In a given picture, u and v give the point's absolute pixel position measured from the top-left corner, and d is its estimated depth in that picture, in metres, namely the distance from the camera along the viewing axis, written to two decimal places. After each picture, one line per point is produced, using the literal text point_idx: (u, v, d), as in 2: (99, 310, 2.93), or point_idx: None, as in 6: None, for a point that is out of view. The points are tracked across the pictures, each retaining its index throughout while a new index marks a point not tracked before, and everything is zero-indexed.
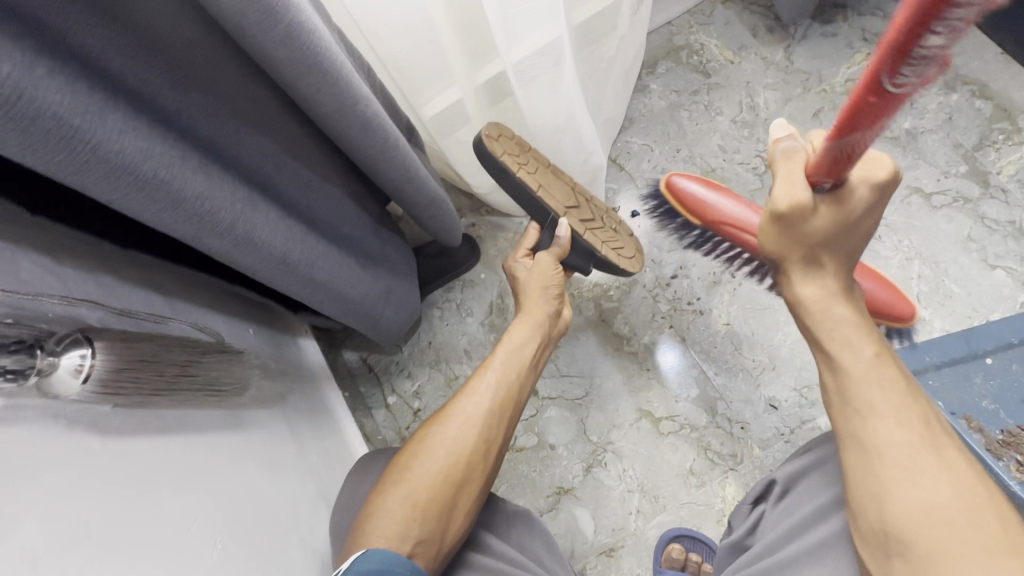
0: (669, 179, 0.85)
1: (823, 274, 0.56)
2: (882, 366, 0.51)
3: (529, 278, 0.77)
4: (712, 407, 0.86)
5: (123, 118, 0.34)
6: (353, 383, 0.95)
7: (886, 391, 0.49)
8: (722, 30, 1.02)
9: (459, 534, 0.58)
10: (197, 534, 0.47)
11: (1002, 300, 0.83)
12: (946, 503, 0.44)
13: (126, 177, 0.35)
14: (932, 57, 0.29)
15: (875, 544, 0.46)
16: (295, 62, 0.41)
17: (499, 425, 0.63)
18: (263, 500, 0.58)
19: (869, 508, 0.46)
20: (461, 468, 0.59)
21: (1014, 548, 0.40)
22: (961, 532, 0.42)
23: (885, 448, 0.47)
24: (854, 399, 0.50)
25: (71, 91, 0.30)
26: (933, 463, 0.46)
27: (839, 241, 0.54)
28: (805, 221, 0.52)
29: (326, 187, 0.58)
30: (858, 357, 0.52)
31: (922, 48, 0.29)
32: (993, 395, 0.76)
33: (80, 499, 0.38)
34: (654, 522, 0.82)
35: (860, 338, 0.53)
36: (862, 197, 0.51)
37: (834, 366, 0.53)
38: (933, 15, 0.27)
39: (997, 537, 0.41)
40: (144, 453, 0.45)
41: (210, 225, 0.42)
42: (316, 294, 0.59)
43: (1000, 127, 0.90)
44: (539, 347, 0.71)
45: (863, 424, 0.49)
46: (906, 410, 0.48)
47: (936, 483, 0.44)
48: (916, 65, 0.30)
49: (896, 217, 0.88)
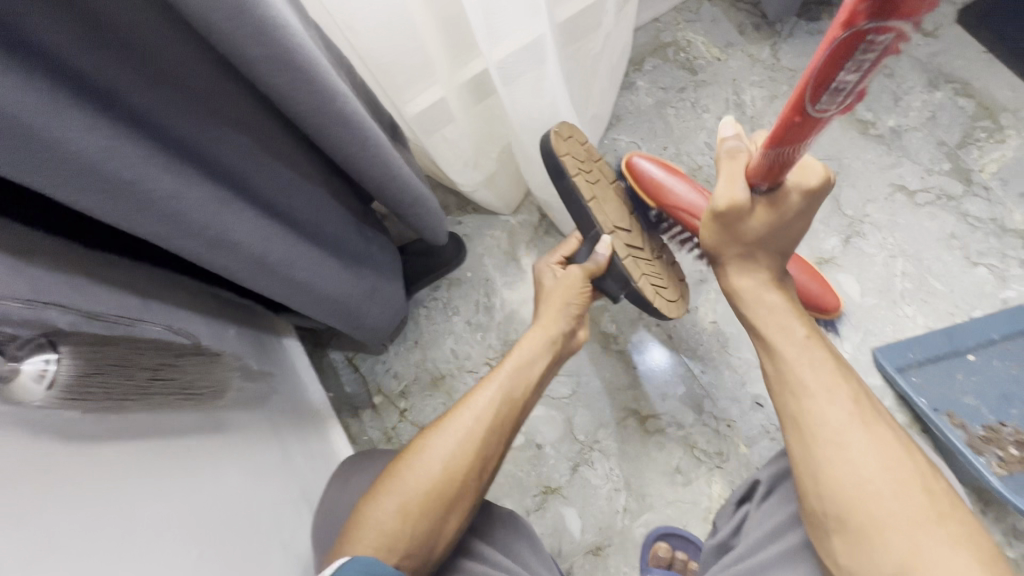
0: (630, 158, 0.81)
1: (758, 266, 0.59)
2: (813, 347, 0.54)
3: (556, 291, 0.75)
4: (699, 405, 0.86)
5: (87, 117, 0.33)
6: (338, 384, 0.94)
7: (816, 372, 0.52)
8: (709, 27, 1.02)
9: (444, 545, 0.57)
10: (173, 543, 0.46)
11: (985, 297, 0.83)
12: (875, 478, 0.46)
13: (90, 178, 0.34)
14: (845, 88, 0.35)
15: (817, 523, 0.48)
16: (269, 59, 0.40)
17: (496, 441, 0.62)
18: (242, 504, 0.57)
19: (809, 487, 0.49)
20: (457, 486, 0.58)
21: (941, 518, 0.44)
22: (891, 507, 0.45)
23: (821, 426, 0.50)
24: (790, 381, 0.53)
25: (28, 89, 0.30)
26: (864, 441, 0.48)
27: (774, 239, 0.56)
28: (740, 218, 0.55)
29: (308, 185, 0.57)
30: (792, 341, 0.55)
31: (838, 81, 0.35)
32: (975, 391, 0.77)
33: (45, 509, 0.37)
34: (641, 521, 0.82)
35: (793, 321, 0.56)
36: (790, 200, 0.53)
37: (772, 353, 0.56)
38: (842, 54, 0.33)
39: (926, 510, 0.44)
40: (115, 459, 0.44)
41: (182, 226, 0.42)
42: (297, 295, 0.58)
43: (983, 125, 0.90)
44: (546, 366, 0.70)
45: (798, 405, 0.51)
46: (838, 389, 0.51)
47: (868, 460, 0.47)
48: (833, 95, 0.36)
49: (881, 215, 0.89)
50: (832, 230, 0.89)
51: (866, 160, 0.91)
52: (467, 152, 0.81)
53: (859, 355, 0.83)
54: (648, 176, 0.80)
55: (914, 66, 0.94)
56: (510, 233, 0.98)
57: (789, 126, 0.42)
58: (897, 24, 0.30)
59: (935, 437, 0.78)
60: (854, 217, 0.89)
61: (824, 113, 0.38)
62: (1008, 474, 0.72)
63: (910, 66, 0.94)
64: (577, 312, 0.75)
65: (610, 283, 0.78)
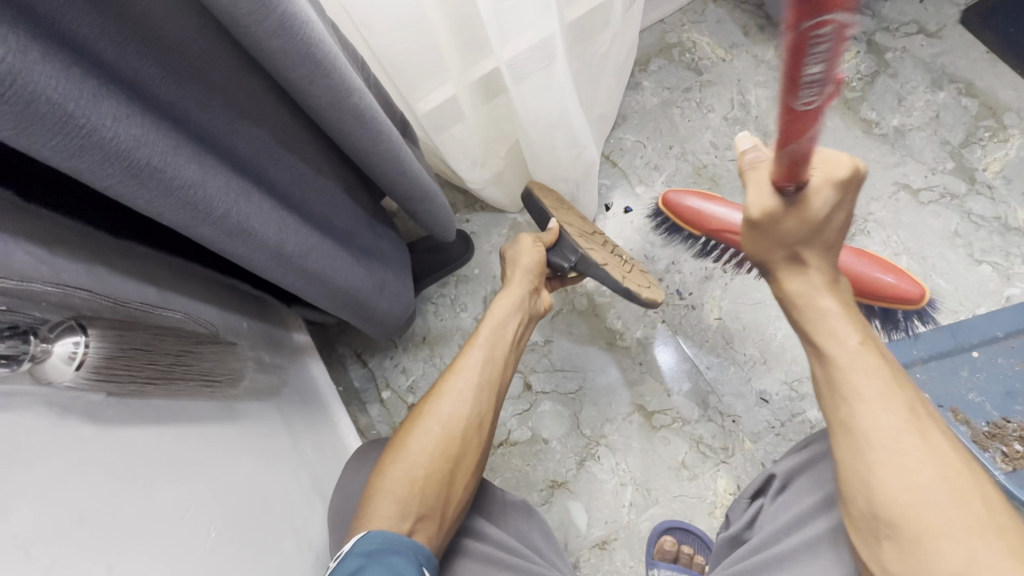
0: (666, 197, 0.88)
1: (808, 265, 0.56)
2: (866, 354, 0.52)
3: (518, 254, 0.76)
4: (704, 401, 0.87)
5: (118, 105, 0.34)
6: (347, 378, 0.95)
7: (872, 378, 0.50)
8: (714, 28, 1.03)
9: (453, 514, 0.58)
10: (191, 524, 0.47)
11: (988, 295, 0.84)
12: (931, 485, 0.45)
13: (121, 164, 0.35)
14: (821, 81, 0.29)
15: (864, 528, 0.47)
16: (289, 53, 0.41)
17: (486, 405, 0.64)
18: (257, 491, 0.58)
19: (857, 492, 0.48)
20: (458, 444, 0.60)
21: (999, 529, 0.42)
22: (948, 515, 0.43)
23: (874, 432, 0.48)
24: (843, 388, 0.51)
25: (65, 77, 0.31)
26: (919, 448, 0.47)
27: (821, 234, 0.54)
28: (779, 223, 0.51)
29: (321, 179, 0.58)
30: (845, 346, 0.53)
31: (808, 75, 0.28)
32: (980, 387, 0.78)
33: (73, 482, 0.38)
34: (647, 515, 0.83)
35: (847, 328, 0.54)
36: (826, 194, 0.50)
37: (822, 357, 0.54)
38: (804, 46, 0.27)
39: (984, 521, 0.43)
40: (140, 441, 0.45)
41: (204, 214, 0.43)
42: (310, 286, 0.59)
43: (986, 125, 0.91)
44: (520, 325, 0.71)
45: (850, 410, 0.50)
46: (891, 395, 0.49)
47: (923, 466, 0.46)
48: (811, 89, 0.29)
49: (885, 213, 0.90)
50: None
51: (870, 160, 0.92)
52: (476, 151, 0.83)
53: None
54: (687, 208, 0.87)
55: (917, 66, 0.95)
56: (517, 230, 1.00)
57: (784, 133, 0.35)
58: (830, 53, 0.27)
59: None
60: (858, 214, 0.90)
61: (820, 97, 0.30)
62: (1012, 469, 0.73)
63: (914, 66, 0.95)
64: (538, 268, 0.76)
65: (562, 258, 0.79)
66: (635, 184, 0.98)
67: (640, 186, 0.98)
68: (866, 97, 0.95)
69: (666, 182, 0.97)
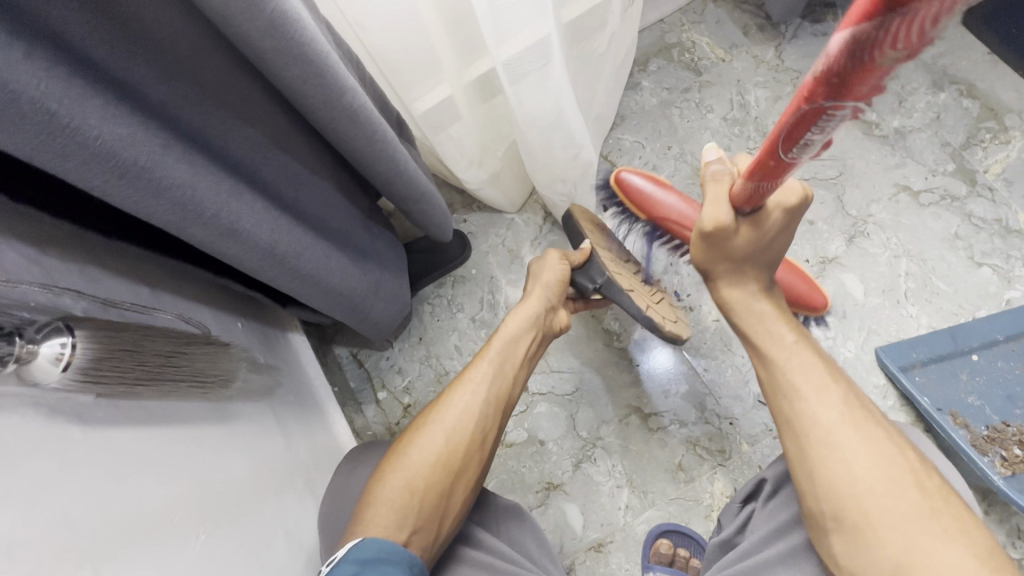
0: (617, 174, 0.86)
1: (750, 276, 0.59)
2: (802, 350, 0.57)
3: (540, 269, 0.76)
4: (702, 403, 0.87)
5: (105, 105, 0.34)
6: (343, 379, 0.95)
7: (811, 377, 0.54)
8: (714, 28, 1.02)
9: (452, 517, 0.58)
10: (181, 526, 0.46)
11: (989, 298, 0.83)
12: (867, 475, 0.48)
13: (107, 164, 0.35)
14: (816, 139, 0.38)
15: (815, 521, 0.50)
16: (280, 51, 0.41)
17: (492, 418, 0.63)
18: (250, 492, 0.58)
19: (805, 485, 0.51)
20: (460, 454, 0.60)
21: (933, 512, 0.46)
22: (884, 501, 0.47)
23: (814, 427, 0.52)
24: (784, 385, 0.55)
25: (49, 76, 0.30)
26: (855, 438, 0.50)
27: (766, 253, 0.57)
28: (732, 238, 0.53)
29: (314, 179, 0.58)
30: (781, 344, 0.57)
31: (808, 134, 0.38)
32: (979, 392, 0.77)
33: (61, 482, 0.38)
34: (643, 518, 0.82)
35: (781, 327, 0.58)
36: (776, 219, 0.53)
37: (764, 360, 0.58)
38: (817, 116, 0.36)
39: (918, 505, 0.46)
40: (130, 442, 0.45)
41: (194, 214, 0.42)
42: (304, 288, 0.59)
43: (988, 127, 0.90)
44: (533, 341, 0.70)
45: (793, 408, 0.54)
46: (826, 389, 0.53)
47: (861, 459, 0.49)
48: (803, 144, 0.39)
49: (885, 215, 0.89)
50: (836, 229, 0.89)
51: (870, 161, 0.92)
52: (473, 150, 0.82)
53: (862, 354, 0.83)
54: (636, 189, 0.86)
55: None
56: (515, 231, 0.99)
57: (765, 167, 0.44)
58: (849, 101, 0.33)
59: (938, 436, 0.78)
60: (857, 216, 0.89)
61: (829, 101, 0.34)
62: (1011, 474, 0.72)
63: None
64: (559, 286, 0.75)
65: (587, 279, 0.80)
66: None
67: None
68: None
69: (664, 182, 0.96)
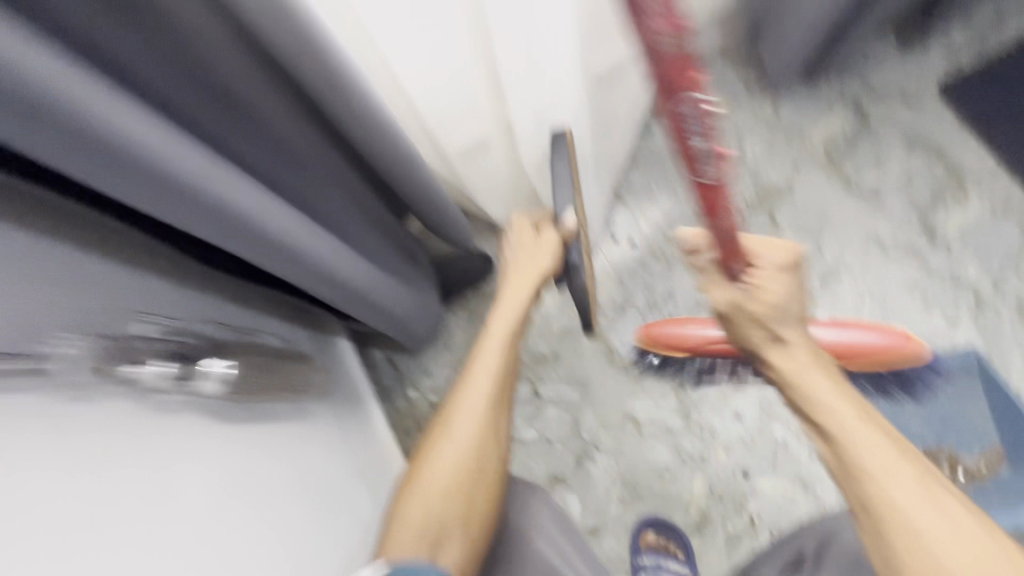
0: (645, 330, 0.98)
1: (790, 329, 0.69)
2: (842, 392, 0.63)
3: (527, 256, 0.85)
4: (688, 415, 1.00)
5: (189, 144, 0.42)
6: (378, 378, 1.09)
7: (847, 407, 0.61)
8: (719, 80, 1.14)
9: (487, 519, 0.70)
10: (274, 513, 0.59)
11: (937, 339, 0.97)
12: (914, 497, 0.55)
13: (195, 202, 0.43)
14: (706, 148, 0.42)
15: (880, 547, 0.55)
16: (320, 73, 0.49)
17: (501, 420, 0.77)
18: (324, 482, 0.71)
19: (871, 513, 0.56)
20: (484, 461, 0.72)
21: (965, 525, 0.53)
22: (930, 522, 0.53)
23: (872, 456, 0.58)
24: (833, 421, 0.61)
25: (151, 123, 0.38)
26: (901, 466, 0.57)
27: (792, 312, 0.69)
28: (750, 303, 0.69)
29: (340, 191, 0.67)
30: (827, 387, 0.63)
31: (697, 146, 0.42)
32: (920, 420, 0.95)
33: (189, 442, 0.51)
34: (631, 509, 0.98)
35: (821, 371, 0.65)
36: (777, 280, 0.70)
37: (812, 400, 0.63)
38: (682, 132, 0.41)
39: (955, 522, 0.53)
40: (236, 445, 0.58)
41: (254, 235, 0.51)
42: (336, 292, 0.68)
43: (950, 188, 1.03)
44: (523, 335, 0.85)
45: (845, 439, 0.59)
46: (866, 420, 0.60)
47: (904, 480, 0.56)
48: (705, 158, 0.43)
49: (855, 261, 1.03)
50: (812, 271, 1.03)
51: (847, 212, 1.05)
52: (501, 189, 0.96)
53: None
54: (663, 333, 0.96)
55: (896, 129, 1.08)
56: None
57: (700, 201, 0.50)
58: (694, 93, 0.37)
59: None
60: (832, 261, 1.03)
61: (713, 176, 0.45)
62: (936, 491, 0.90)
63: (893, 130, 1.08)
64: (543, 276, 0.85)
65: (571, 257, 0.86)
66: (640, 221, 1.10)
67: (644, 222, 1.10)
68: (848, 155, 1.08)
69: (666, 220, 1.10)
